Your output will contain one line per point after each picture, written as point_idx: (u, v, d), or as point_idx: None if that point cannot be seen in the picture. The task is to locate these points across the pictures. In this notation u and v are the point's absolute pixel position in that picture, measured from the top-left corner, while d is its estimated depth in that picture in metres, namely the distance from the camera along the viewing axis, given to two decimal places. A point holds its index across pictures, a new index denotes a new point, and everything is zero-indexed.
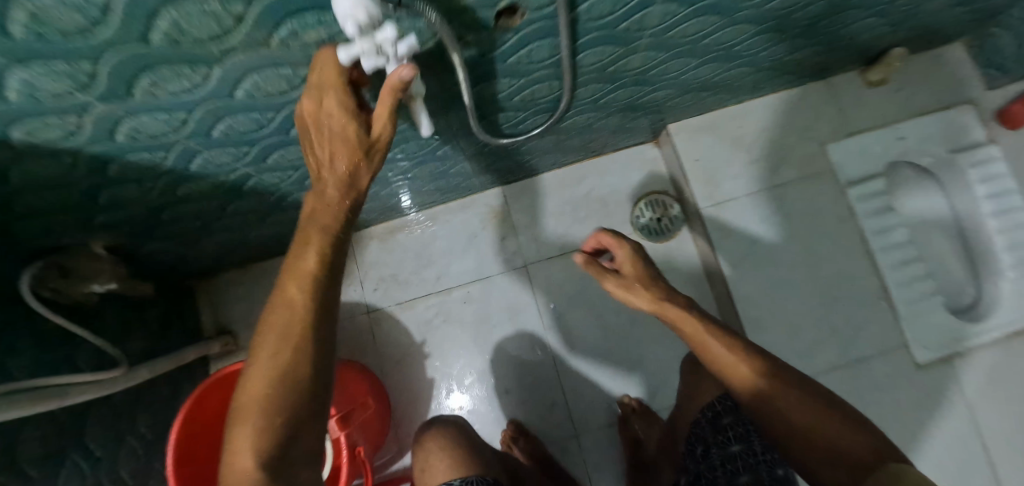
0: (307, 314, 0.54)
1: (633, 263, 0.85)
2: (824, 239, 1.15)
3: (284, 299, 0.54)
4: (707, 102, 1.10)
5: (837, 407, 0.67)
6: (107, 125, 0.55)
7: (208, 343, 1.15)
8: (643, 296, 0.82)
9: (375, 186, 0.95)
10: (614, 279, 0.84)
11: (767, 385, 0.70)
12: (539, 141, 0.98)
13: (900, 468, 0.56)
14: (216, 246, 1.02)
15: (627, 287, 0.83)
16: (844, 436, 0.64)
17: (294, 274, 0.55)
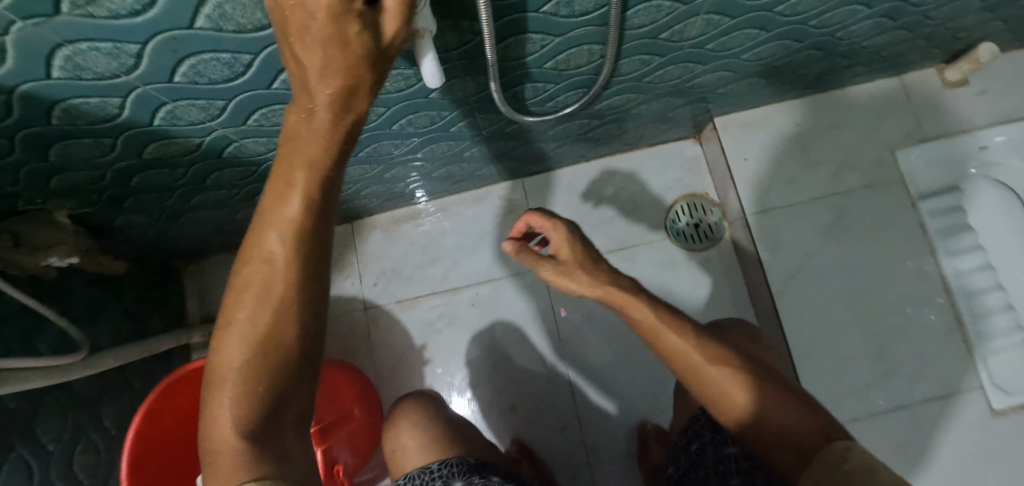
0: (291, 283, 0.42)
1: (569, 245, 0.61)
2: (887, 259, 1.00)
3: (258, 261, 0.41)
4: (763, 94, 0.96)
5: (785, 385, 0.63)
6: (31, 55, 0.40)
7: (184, 334, 1.03)
8: (589, 286, 0.60)
9: (379, 165, 0.83)
10: (550, 267, 0.61)
11: (718, 373, 0.61)
12: (567, 124, 0.85)
13: (844, 447, 0.54)
14: (200, 224, 0.91)
15: (568, 277, 0.60)
16: (788, 416, 0.60)
17: (270, 228, 0.40)
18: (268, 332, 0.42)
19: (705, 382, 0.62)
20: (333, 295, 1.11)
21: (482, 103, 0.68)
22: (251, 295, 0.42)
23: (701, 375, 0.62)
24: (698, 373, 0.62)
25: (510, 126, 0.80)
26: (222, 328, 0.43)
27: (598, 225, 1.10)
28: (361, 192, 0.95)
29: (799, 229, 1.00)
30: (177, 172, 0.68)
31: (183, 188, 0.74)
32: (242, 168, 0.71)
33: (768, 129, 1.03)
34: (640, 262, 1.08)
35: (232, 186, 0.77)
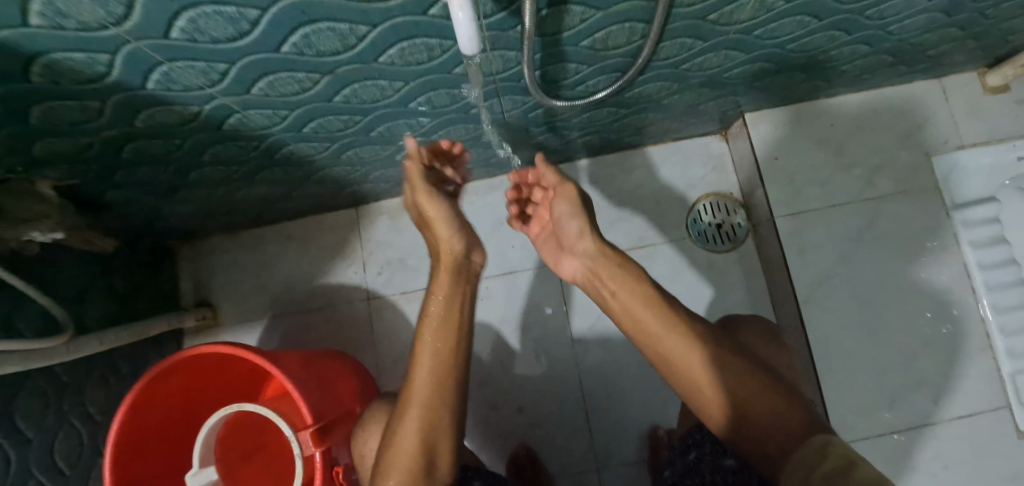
0: (450, 355, 0.65)
1: (581, 204, 0.70)
2: (916, 270, 0.95)
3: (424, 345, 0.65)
4: (798, 90, 0.91)
5: (770, 375, 0.65)
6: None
7: (175, 318, 0.97)
8: (589, 228, 0.70)
9: (391, 147, 0.77)
10: (564, 203, 0.70)
11: (694, 356, 0.65)
12: (593, 110, 0.80)
13: (829, 438, 0.55)
14: (196, 202, 0.85)
15: (579, 216, 0.69)
16: (777, 406, 0.62)
17: (432, 323, 0.66)
18: (439, 373, 0.64)
19: (684, 370, 0.65)
20: (334, 283, 1.05)
21: (508, 83, 0.62)
22: (427, 352, 0.65)
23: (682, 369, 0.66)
24: (681, 361, 0.65)
25: (534, 110, 0.74)
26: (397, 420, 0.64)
27: (615, 222, 1.05)
28: (369, 175, 0.89)
29: (826, 235, 0.96)
30: (173, 143, 0.62)
31: (178, 162, 0.68)
32: (242, 142, 0.65)
33: (800, 128, 0.98)
34: (658, 262, 1.04)
35: (231, 161, 0.71)
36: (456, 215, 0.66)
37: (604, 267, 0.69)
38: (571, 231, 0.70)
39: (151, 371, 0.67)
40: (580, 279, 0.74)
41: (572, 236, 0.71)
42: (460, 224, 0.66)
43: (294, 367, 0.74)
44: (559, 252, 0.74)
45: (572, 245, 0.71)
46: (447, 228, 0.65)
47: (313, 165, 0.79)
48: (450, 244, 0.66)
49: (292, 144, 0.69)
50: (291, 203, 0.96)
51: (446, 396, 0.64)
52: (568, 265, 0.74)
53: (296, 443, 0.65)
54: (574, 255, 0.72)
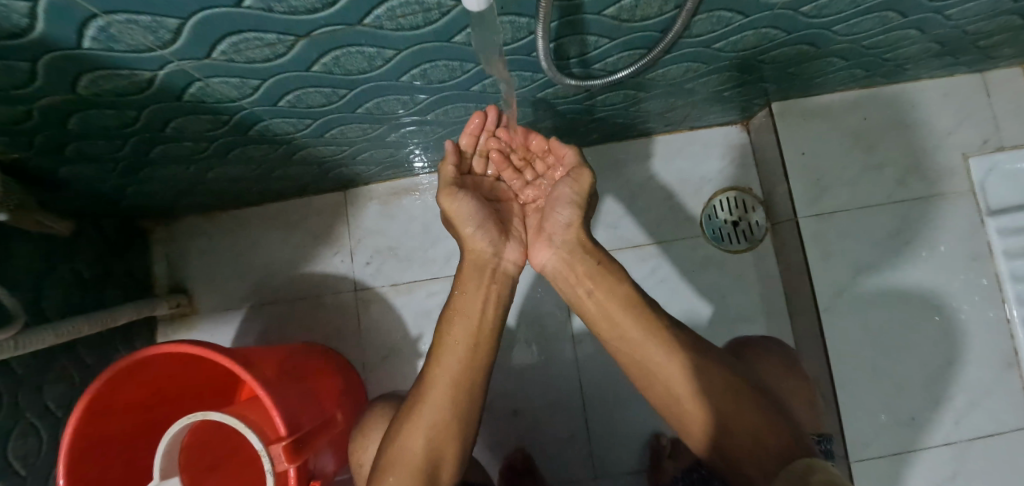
0: (473, 359, 0.58)
1: (586, 196, 0.59)
2: (948, 278, 0.89)
3: (446, 345, 0.58)
4: (832, 78, 0.83)
5: (748, 382, 0.57)
6: None
7: (145, 306, 0.90)
8: (581, 219, 0.59)
9: (381, 126, 0.69)
10: (570, 189, 0.58)
11: (666, 359, 0.57)
12: (610, 93, 0.72)
13: (811, 461, 0.48)
14: (164, 182, 0.77)
15: (577, 206, 0.58)
16: (754, 422, 0.54)
17: (456, 321, 0.59)
18: (457, 376, 0.57)
19: (654, 374, 0.58)
20: (319, 272, 0.98)
21: (516, 56, 0.54)
22: (448, 354, 0.58)
23: (652, 374, 0.58)
24: (651, 365, 0.58)
25: (544, 89, 0.66)
26: (397, 429, 0.58)
27: (624, 216, 0.97)
28: (357, 156, 0.81)
29: (851, 238, 0.89)
30: (128, 113, 0.54)
31: (137, 136, 0.60)
32: (209, 116, 0.57)
33: (829, 121, 0.90)
34: (669, 261, 0.96)
35: (199, 137, 0.63)
36: (478, 211, 0.58)
37: (585, 263, 0.59)
38: (561, 219, 0.59)
39: (106, 372, 0.60)
40: (549, 270, 0.61)
41: (561, 225, 0.59)
42: (485, 222, 0.59)
43: (268, 371, 0.67)
44: (536, 236, 0.61)
45: (554, 231, 0.59)
46: (467, 225, 0.58)
47: (293, 144, 0.71)
48: (475, 242, 0.59)
49: (267, 119, 0.61)
50: (272, 184, 0.88)
51: (461, 405, 0.57)
52: (540, 252, 0.61)
53: (265, 457, 0.59)
54: (546, 242, 0.60)
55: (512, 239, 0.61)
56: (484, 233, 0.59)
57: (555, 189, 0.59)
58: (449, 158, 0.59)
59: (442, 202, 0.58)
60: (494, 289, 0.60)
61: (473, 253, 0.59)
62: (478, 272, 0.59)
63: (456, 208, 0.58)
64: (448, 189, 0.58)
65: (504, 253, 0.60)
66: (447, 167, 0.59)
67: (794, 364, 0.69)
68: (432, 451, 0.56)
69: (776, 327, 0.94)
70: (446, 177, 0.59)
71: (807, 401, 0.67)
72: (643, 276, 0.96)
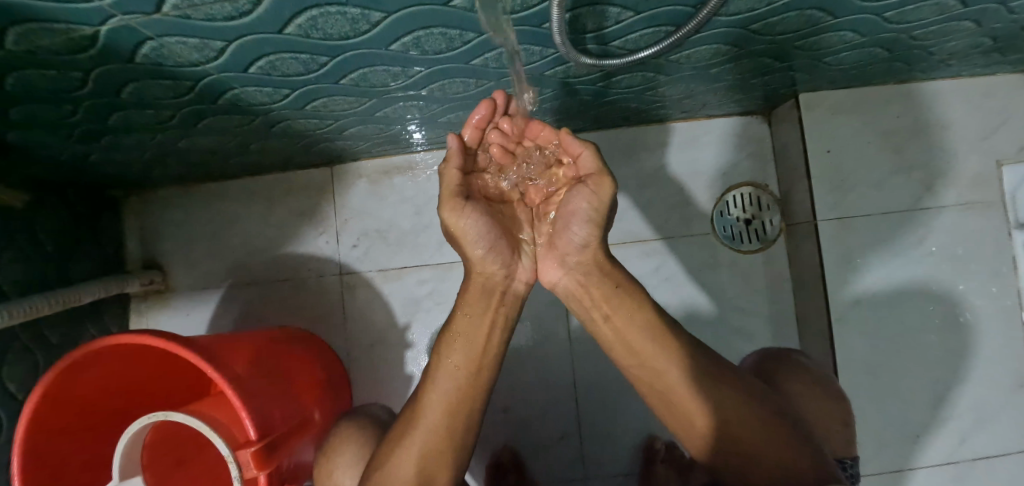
0: (472, 385, 0.53)
1: (605, 211, 0.50)
2: (969, 292, 0.84)
3: (443, 368, 0.53)
4: (869, 71, 0.76)
5: (767, 404, 0.53)
6: None
7: (114, 283, 0.84)
8: (599, 239, 0.51)
9: (369, 100, 0.62)
10: (588, 204, 0.49)
11: (682, 386, 0.52)
12: (626, 74, 0.65)
13: None
14: (129, 151, 0.70)
15: (595, 225, 0.50)
16: (776, 450, 0.50)
17: (457, 344, 0.53)
18: (453, 402, 0.52)
19: (670, 401, 0.53)
20: (302, 252, 0.91)
21: (524, 27, 0.47)
22: (444, 378, 0.53)
23: (675, 406, 0.53)
24: (666, 392, 0.53)
25: (554, 66, 0.59)
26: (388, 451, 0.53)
27: (630, 208, 0.91)
28: (343, 131, 0.74)
29: (870, 244, 0.84)
30: (74, 75, 0.46)
31: (91, 100, 0.52)
32: (169, 81, 0.50)
33: (857, 117, 0.84)
34: (675, 258, 0.91)
35: (162, 104, 0.56)
36: (487, 230, 0.50)
37: (601, 286, 0.53)
38: (575, 238, 0.51)
39: (68, 357, 0.54)
40: (560, 289, 0.55)
41: (574, 245, 0.52)
42: (495, 243, 0.51)
43: (239, 368, 0.62)
44: (546, 249, 0.54)
45: (567, 251, 0.52)
46: (476, 246, 0.50)
47: (271, 115, 0.63)
48: (485, 264, 0.52)
49: (238, 87, 0.54)
50: (252, 157, 0.80)
51: (455, 431, 0.53)
52: (550, 270, 0.54)
53: (232, 464, 0.54)
54: (559, 263, 0.53)
55: (525, 255, 0.54)
56: (495, 254, 0.51)
57: (568, 200, 0.50)
58: (452, 161, 0.49)
59: (444, 217, 0.49)
60: (502, 314, 0.54)
61: (481, 276, 0.52)
62: (485, 296, 0.53)
63: (462, 226, 0.49)
64: (453, 202, 0.49)
65: (516, 273, 0.53)
66: (451, 172, 0.49)
67: (811, 380, 0.64)
68: (423, 476, 0.52)
69: (783, 332, 0.90)
70: (449, 184, 0.49)
71: (828, 423, 0.62)
72: (647, 273, 0.91)
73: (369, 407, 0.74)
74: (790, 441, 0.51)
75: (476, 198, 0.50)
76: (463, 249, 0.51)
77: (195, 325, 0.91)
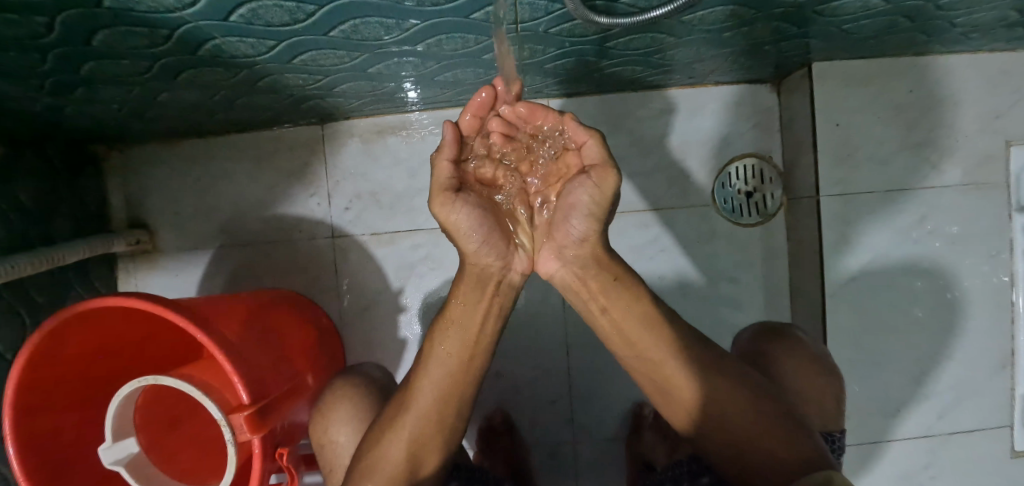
0: (464, 371, 0.53)
1: (606, 204, 0.47)
2: (964, 272, 0.83)
3: (436, 354, 0.52)
4: (887, 41, 0.73)
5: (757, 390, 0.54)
6: None
7: (99, 243, 0.82)
8: (598, 233, 0.49)
9: (361, 54, 0.58)
10: (589, 197, 0.47)
11: (674, 371, 0.53)
12: (634, 35, 0.62)
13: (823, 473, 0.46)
14: (107, 103, 0.66)
15: (595, 219, 0.48)
16: (763, 436, 0.52)
17: (451, 331, 0.52)
18: (446, 388, 0.52)
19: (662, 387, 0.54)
20: (293, 213, 0.89)
21: None
22: (435, 367, 0.52)
23: (667, 390, 0.54)
24: (659, 376, 0.53)
25: (560, 23, 0.56)
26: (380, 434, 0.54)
27: (630, 176, 0.89)
28: (334, 87, 0.70)
29: (869, 221, 0.83)
30: (40, 20, 0.43)
31: (62, 48, 0.49)
32: (143, 28, 0.47)
33: (868, 90, 0.81)
34: (672, 230, 0.90)
35: (138, 54, 0.52)
36: (481, 224, 0.47)
37: (599, 279, 0.52)
38: (574, 231, 0.49)
39: (47, 323, 0.53)
40: (556, 280, 0.53)
41: (572, 239, 0.49)
42: (491, 236, 0.48)
43: (230, 333, 0.61)
44: (544, 238, 0.51)
45: (565, 243, 0.50)
46: (470, 241, 0.48)
47: (256, 69, 0.60)
48: (479, 257, 0.49)
49: (219, 37, 0.50)
50: (238, 112, 0.77)
51: (446, 416, 0.53)
52: (547, 262, 0.52)
53: (225, 427, 0.54)
54: (556, 254, 0.51)
55: (521, 246, 0.51)
56: (489, 247, 0.49)
57: (569, 191, 0.48)
58: (444, 152, 0.45)
59: (435, 212, 0.47)
60: (497, 303, 0.52)
61: (476, 266, 0.50)
62: (480, 285, 0.51)
63: (454, 221, 0.47)
64: (444, 196, 0.46)
65: (512, 263, 0.51)
66: (442, 164, 0.45)
67: (802, 357, 0.65)
68: (413, 456, 0.53)
69: (774, 305, 0.90)
70: (441, 177, 0.46)
71: (817, 399, 0.63)
72: (644, 243, 0.90)
73: (364, 366, 0.73)
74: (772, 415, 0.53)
75: (469, 190, 0.48)
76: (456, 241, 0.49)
77: (185, 285, 0.90)
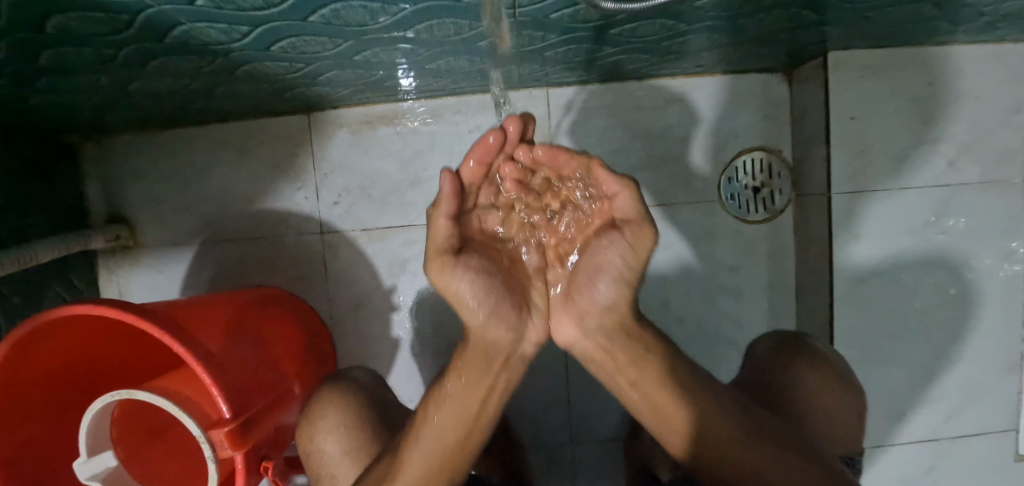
0: (462, 444, 0.50)
1: (637, 269, 0.46)
2: (977, 272, 0.81)
3: (431, 424, 0.50)
4: (909, 30, 0.69)
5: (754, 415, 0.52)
6: None
7: (75, 242, 0.78)
8: (626, 300, 0.48)
9: (346, 41, 0.54)
10: (622, 258, 0.45)
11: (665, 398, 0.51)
12: (642, 22, 0.57)
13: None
14: (74, 93, 0.62)
15: (625, 284, 0.47)
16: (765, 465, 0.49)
17: (450, 403, 0.50)
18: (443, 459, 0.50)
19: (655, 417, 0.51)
20: (279, 208, 0.85)
21: None
22: (429, 434, 0.50)
23: (661, 421, 0.51)
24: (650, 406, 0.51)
25: (563, 8, 0.51)
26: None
27: (633, 169, 0.85)
28: (319, 76, 0.66)
29: (880, 220, 0.80)
30: None
31: (12, 36, 0.44)
32: (102, 14, 0.43)
33: (885, 81, 0.77)
34: (675, 227, 0.86)
35: (100, 41, 0.48)
36: (485, 293, 0.46)
37: (624, 348, 0.50)
38: (599, 295, 0.48)
39: (20, 329, 0.49)
40: (577, 349, 0.51)
41: (597, 304, 0.48)
42: (499, 306, 0.47)
43: (210, 340, 0.57)
44: (561, 304, 0.50)
45: (588, 310, 0.49)
46: (475, 311, 0.46)
47: (232, 57, 0.55)
48: (487, 330, 0.47)
49: (187, 23, 0.46)
50: (220, 102, 0.72)
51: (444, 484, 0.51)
52: (566, 330, 0.50)
53: (204, 445, 0.51)
54: (578, 323, 0.50)
55: (535, 314, 0.49)
56: (498, 318, 0.47)
57: (598, 251, 0.46)
58: (442, 210, 0.43)
59: (433, 278, 0.45)
60: (502, 378, 0.50)
61: (482, 341, 0.48)
62: (485, 361, 0.49)
63: (455, 287, 0.45)
64: (442, 261, 0.44)
65: (525, 335, 0.49)
66: (439, 222, 0.43)
67: (823, 375, 0.61)
68: None
69: (779, 305, 0.88)
70: (438, 240, 0.44)
71: (839, 423, 0.59)
72: None
73: (353, 371, 0.69)
74: (777, 443, 0.50)
75: (471, 255, 0.46)
76: (457, 308, 0.46)
77: (168, 282, 0.86)
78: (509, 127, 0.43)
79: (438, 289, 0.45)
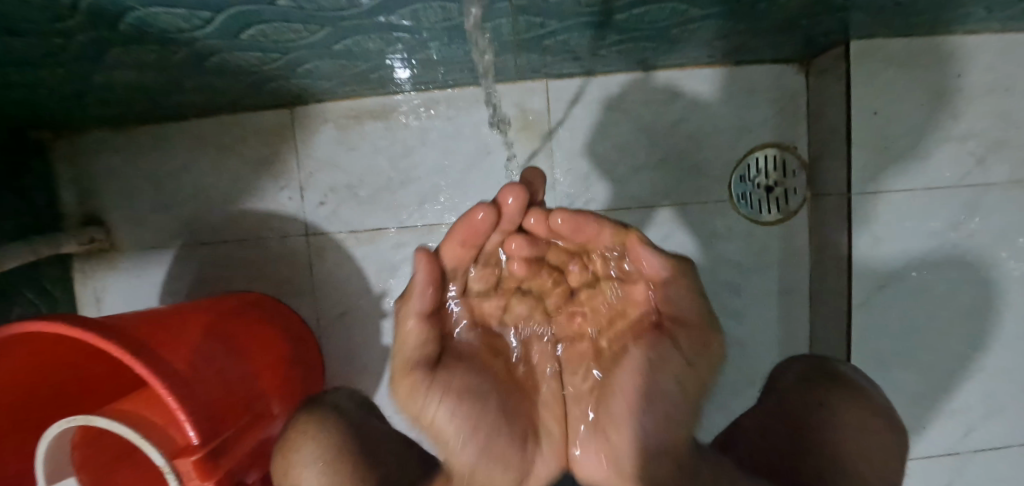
0: None
1: (667, 379, 0.45)
2: (1006, 278, 0.75)
3: None
4: (940, 17, 0.63)
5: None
6: None
7: (45, 246, 0.72)
8: (652, 422, 0.46)
9: (322, 28, 0.49)
10: (651, 369, 0.45)
11: None
12: (651, 7, 0.52)
13: None
14: (30, 87, 0.57)
15: (643, 398, 0.46)
16: None
17: None
18: None
19: None
20: (262, 208, 0.80)
21: None
22: None
23: None
24: None
25: None
26: None
27: (640, 167, 0.80)
28: (297, 67, 0.60)
29: (903, 221, 0.74)
30: None
31: None
32: None
33: (909, 73, 0.72)
34: (683, 229, 0.81)
35: (43, 29, 0.43)
36: (462, 407, 0.45)
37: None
38: (630, 418, 0.46)
39: None
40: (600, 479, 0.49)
41: (625, 428, 0.46)
42: (477, 425, 0.46)
43: (177, 358, 0.52)
44: (588, 414, 0.49)
45: (609, 431, 0.47)
46: (449, 429, 0.45)
47: (197, 47, 0.50)
48: (466, 458, 0.46)
49: (138, 8, 0.41)
50: (195, 96, 0.67)
51: None
52: (587, 447, 0.49)
53: (170, 475, 0.46)
54: (597, 440, 0.48)
55: (547, 418, 0.51)
56: (478, 439, 0.46)
57: (627, 363, 0.46)
58: (411, 309, 0.43)
59: (401, 394, 0.45)
60: None
61: (456, 468, 0.47)
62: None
63: (423, 403, 0.44)
64: (410, 379, 0.44)
65: (538, 445, 0.50)
66: (407, 327, 0.43)
67: (858, 412, 0.49)
68: None
69: (791, 310, 0.83)
70: (405, 356, 0.44)
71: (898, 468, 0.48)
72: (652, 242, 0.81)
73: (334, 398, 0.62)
74: None
75: (452, 365, 0.46)
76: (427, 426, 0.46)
77: (147, 288, 0.82)
78: (503, 203, 0.40)
79: (401, 401, 0.45)
